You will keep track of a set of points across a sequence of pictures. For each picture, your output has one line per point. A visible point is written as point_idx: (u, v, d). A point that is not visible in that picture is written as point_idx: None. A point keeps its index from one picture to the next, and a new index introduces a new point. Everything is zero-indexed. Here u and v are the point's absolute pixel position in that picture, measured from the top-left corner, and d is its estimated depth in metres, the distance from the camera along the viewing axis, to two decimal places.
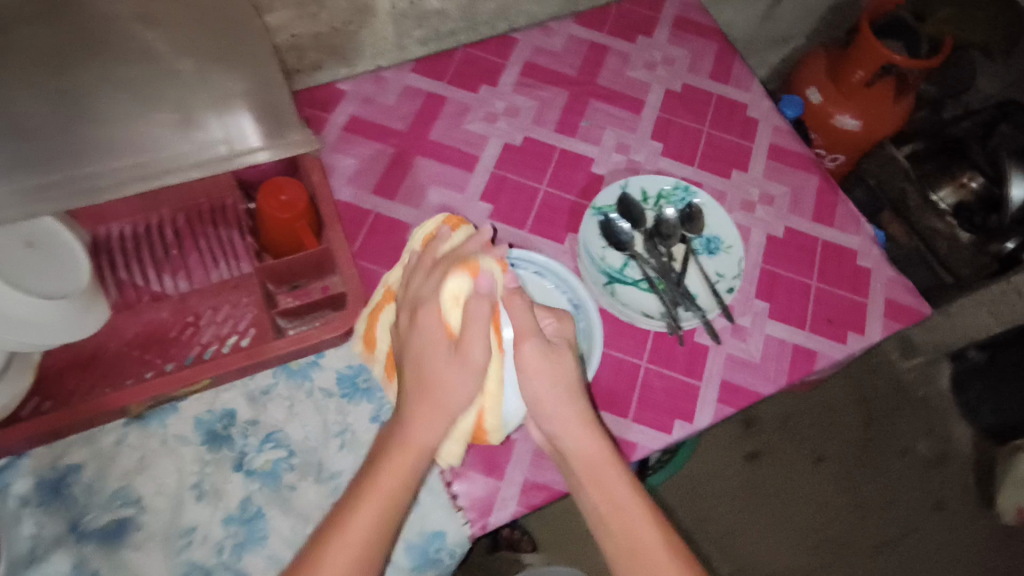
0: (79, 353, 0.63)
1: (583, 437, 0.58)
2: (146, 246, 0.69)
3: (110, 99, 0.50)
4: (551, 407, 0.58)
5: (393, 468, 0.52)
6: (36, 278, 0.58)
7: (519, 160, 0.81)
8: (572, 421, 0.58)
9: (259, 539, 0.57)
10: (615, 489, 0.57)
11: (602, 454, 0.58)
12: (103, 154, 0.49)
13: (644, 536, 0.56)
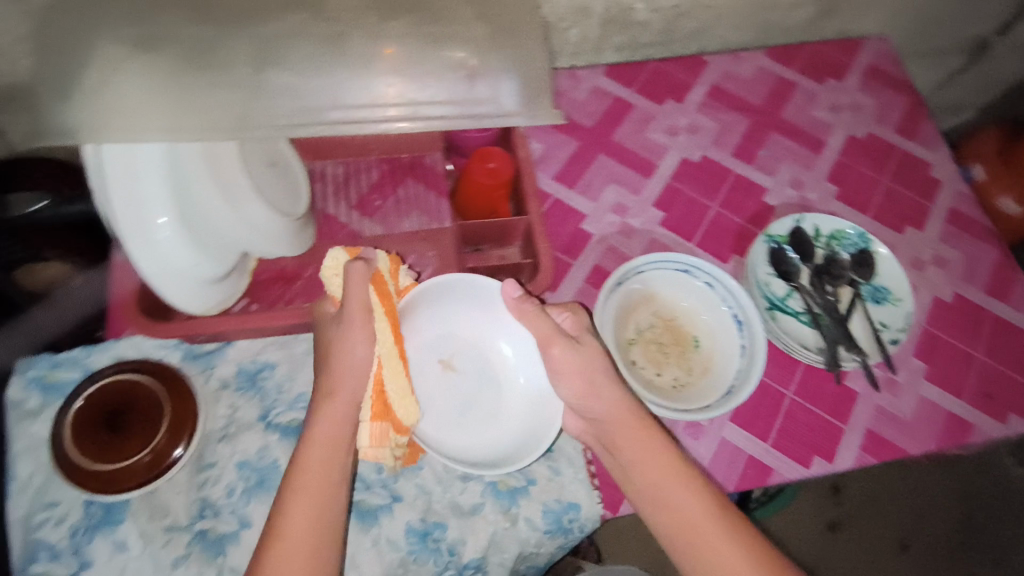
0: (284, 267, 0.70)
1: (662, 474, 0.56)
2: (352, 187, 0.75)
3: (399, 43, 0.54)
4: (589, 401, 0.58)
5: (322, 452, 0.53)
6: (276, 193, 0.64)
7: (694, 176, 0.83)
8: (650, 458, 0.56)
9: (413, 468, 0.62)
10: (705, 533, 0.53)
11: (661, 456, 0.56)
12: (378, 86, 0.53)
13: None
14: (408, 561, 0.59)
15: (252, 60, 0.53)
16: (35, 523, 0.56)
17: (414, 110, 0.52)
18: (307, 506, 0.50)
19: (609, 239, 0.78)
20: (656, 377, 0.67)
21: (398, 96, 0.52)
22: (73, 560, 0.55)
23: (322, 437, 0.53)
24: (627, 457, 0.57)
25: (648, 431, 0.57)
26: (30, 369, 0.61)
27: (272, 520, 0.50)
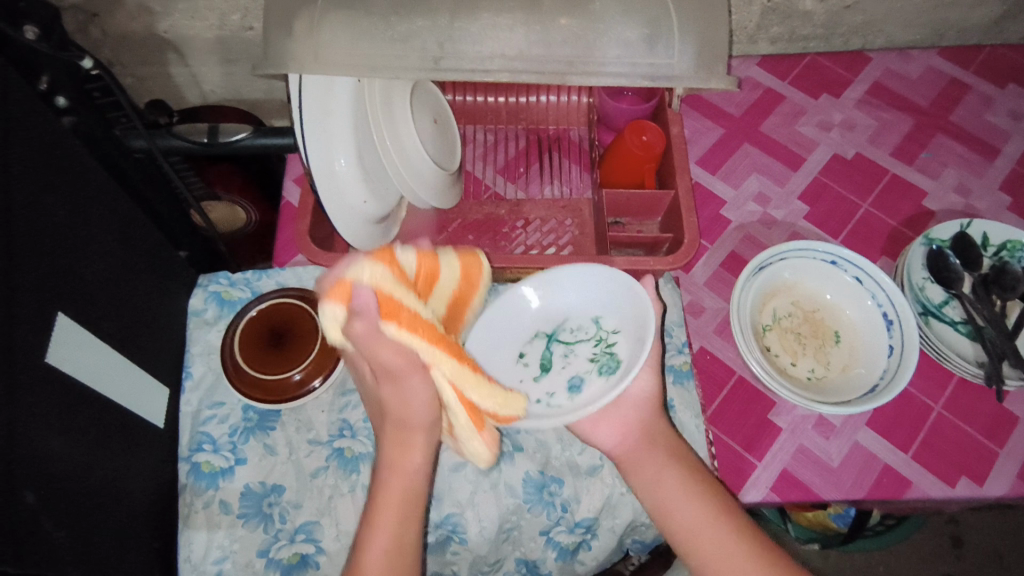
0: (430, 222, 0.74)
1: (677, 488, 0.53)
2: (498, 154, 0.79)
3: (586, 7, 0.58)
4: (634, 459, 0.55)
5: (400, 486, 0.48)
6: (435, 150, 0.70)
7: (846, 172, 0.79)
8: (664, 480, 0.54)
9: None
10: (724, 552, 0.51)
11: (700, 525, 0.52)
12: (565, 48, 0.58)
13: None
14: (523, 509, 0.61)
15: (450, 9, 0.58)
16: (203, 417, 0.63)
17: (597, 72, 0.57)
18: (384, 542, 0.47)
19: (749, 227, 0.76)
20: (791, 365, 0.65)
21: (584, 60, 0.58)
22: (229, 456, 0.61)
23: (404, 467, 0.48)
24: (639, 472, 0.55)
25: (666, 444, 0.56)
26: (211, 284, 0.69)
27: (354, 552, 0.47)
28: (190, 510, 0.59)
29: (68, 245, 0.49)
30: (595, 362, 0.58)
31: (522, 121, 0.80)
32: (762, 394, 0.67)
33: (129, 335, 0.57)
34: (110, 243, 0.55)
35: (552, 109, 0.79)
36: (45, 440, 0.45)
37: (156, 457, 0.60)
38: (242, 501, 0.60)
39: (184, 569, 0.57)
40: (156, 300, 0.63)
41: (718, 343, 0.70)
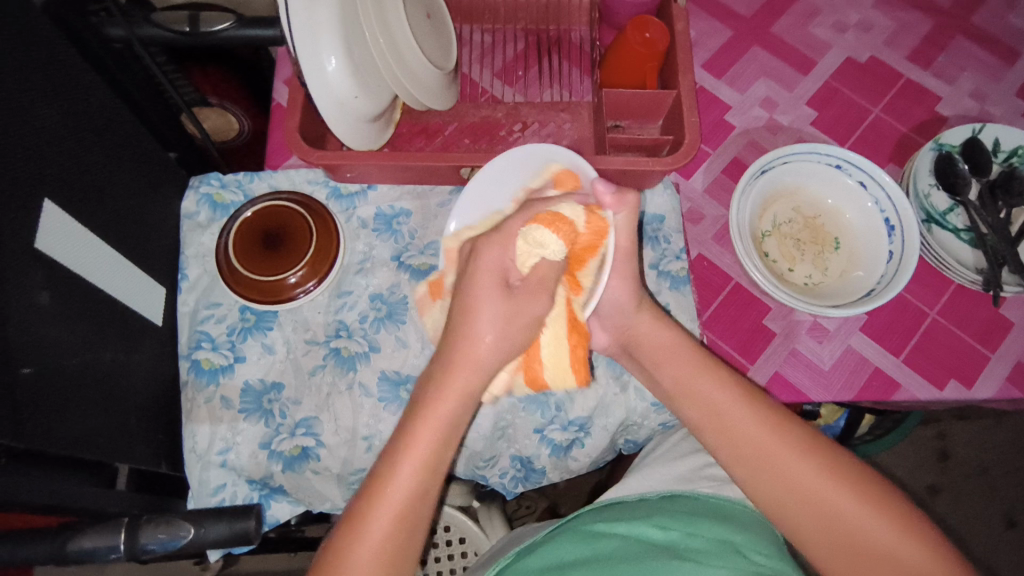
0: (426, 124, 0.71)
1: (695, 375, 0.53)
2: (496, 55, 0.76)
3: None
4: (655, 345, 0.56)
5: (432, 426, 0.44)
6: (429, 45, 0.66)
7: (858, 76, 0.76)
8: (683, 371, 0.54)
9: None
10: (749, 433, 0.50)
11: (731, 409, 0.51)
12: None
13: (801, 474, 0.48)
14: (518, 408, 0.62)
15: None
16: (200, 317, 0.63)
17: None
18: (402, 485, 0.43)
19: (753, 133, 0.74)
20: (788, 271, 0.64)
21: None
22: (228, 354, 0.62)
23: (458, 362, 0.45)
24: (653, 367, 0.56)
25: (681, 344, 0.55)
26: (202, 185, 0.68)
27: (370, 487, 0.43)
28: (192, 404, 0.61)
29: (49, 136, 0.47)
30: (588, 242, 0.56)
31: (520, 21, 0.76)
32: (758, 300, 0.67)
33: (121, 234, 0.56)
34: (85, 134, 0.52)
35: (552, 6, 0.75)
36: (39, 324, 0.45)
37: (157, 353, 0.60)
38: (242, 397, 0.61)
39: (190, 459, 0.59)
40: (143, 199, 0.61)
41: (715, 250, 0.69)
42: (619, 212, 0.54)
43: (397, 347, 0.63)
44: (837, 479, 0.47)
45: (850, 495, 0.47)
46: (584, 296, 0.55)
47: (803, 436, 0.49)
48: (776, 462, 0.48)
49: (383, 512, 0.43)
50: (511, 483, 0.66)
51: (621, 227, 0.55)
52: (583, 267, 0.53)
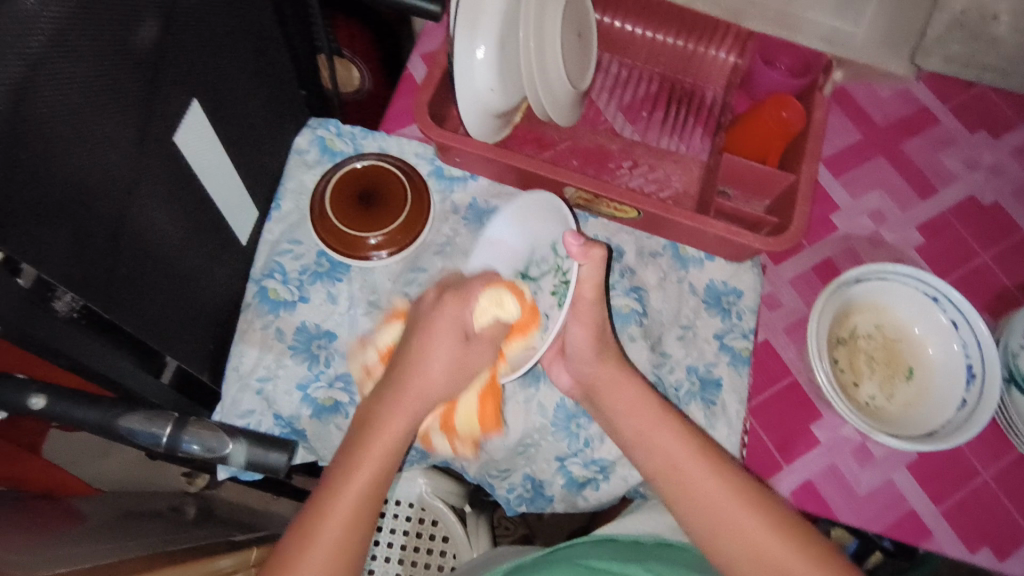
0: (541, 134, 0.72)
1: (651, 429, 0.53)
2: (626, 89, 0.76)
3: None
4: (610, 389, 0.55)
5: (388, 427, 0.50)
6: (570, 62, 0.67)
7: (976, 217, 0.74)
8: (645, 419, 0.53)
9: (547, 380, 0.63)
10: (709, 495, 0.49)
11: (691, 469, 0.50)
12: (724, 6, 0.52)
13: (764, 544, 0.47)
14: (547, 430, 0.62)
15: None
16: (279, 249, 0.65)
17: None
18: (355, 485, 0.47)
19: (854, 239, 0.73)
20: (853, 385, 0.63)
21: None
22: (295, 291, 0.64)
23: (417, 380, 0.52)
24: (612, 414, 0.55)
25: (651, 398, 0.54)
26: (320, 128, 0.70)
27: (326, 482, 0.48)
28: (248, 326, 0.62)
29: (217, 43, 0.50)
30: (557, 294, 0.60)
31: (659, 65, 0.77)
32: (812, 403, 0.65)
33: (239, 149, 0.58)
34: (242, 49, 0.54)
35: (694, 60, 0.76)
36: (153, 208, 0.47)
37: (233, 267, 0.62)
38: (295, 334, 0.63)
39: (230, 376, 0.61)
40: (267, 123, 0.63)
41: (783, 342, 0.68)
42: (583, 263, 0.54)
43: None
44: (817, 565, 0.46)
45: None
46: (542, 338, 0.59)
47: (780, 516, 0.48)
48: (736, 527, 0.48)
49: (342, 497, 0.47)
50: (515, 501, 0.64)
51: (587, 276, 0.54)
52: (520, 335, 0.60)
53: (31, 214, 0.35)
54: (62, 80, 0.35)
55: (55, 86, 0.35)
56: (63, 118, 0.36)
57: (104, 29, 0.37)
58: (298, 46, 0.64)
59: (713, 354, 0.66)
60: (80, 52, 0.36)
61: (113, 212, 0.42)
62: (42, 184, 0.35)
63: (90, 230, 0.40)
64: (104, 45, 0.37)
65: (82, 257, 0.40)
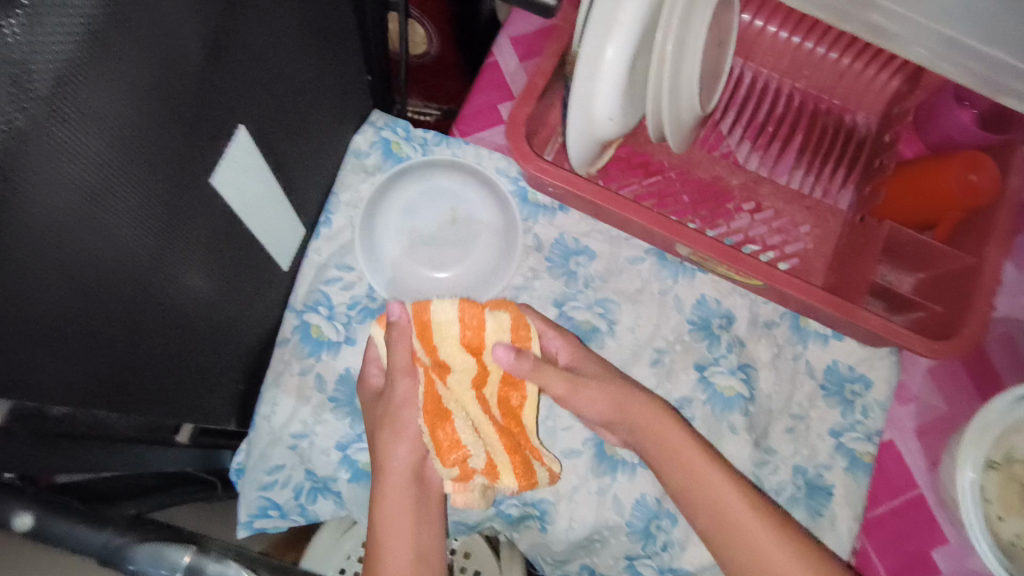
0: (650, 159, 0.59)
1: (712, 484, 0.45)
2: (763, 108, 0.62)
3: None
4: (654, 430, 0.47)
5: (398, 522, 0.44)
6: (705, 80, 0.54)
7: None
8: (697, 471, 0.46)
9: (627, 469, 0.53)
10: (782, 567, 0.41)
11: (761, 528, 0.43)
12: None
13: None
14: (621, 530, 0.52)
15: None
16: (327, 276, 0.54)
17: None
18: None
19: None
20: (997, 519, 0.51)
21: None
22: (341, 330, 0.53)
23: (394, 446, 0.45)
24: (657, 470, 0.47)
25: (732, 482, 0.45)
26: (385, 128, 0.58)
27: None
28: (284, 369, 0.52)
29: (277, 43, 0.38)
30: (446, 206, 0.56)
31: (801, 78, 0.62)
32: (938, 527, 0.54)
33: (287, 164, 0.47)
34: (308, 41, 0.42)
35: (855, 82, 0.61)
36: (189, 269, 0.36)
37: (273, 297, 0.52)
38: (337, 384, 0.52)
39: (261, 428, 0.51)
40: (325, 127, 0.52)
41: (912, 447, 0.56)
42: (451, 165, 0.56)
43: None
44: None
45: None
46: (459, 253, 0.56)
47: None
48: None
49: None
50: None
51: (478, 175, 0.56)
52: (433, 331, 0.44)
53: (20, 332, 0.26)
54: (70, 151, 0.24)
55: (60, 163, 0.24)
56: (73, 202, 0.25)
57: (142, 76, 0.26)
58: (370, 29, 0.52)
59: (828, 454, 0.55)
60: (96, 117, 0.25)
61: (139, 298, 0.32)
62: (34, 292, 0.25)
63: (109, 327, 0.31)
64: (133, 101, 0.26)
65: (88, 364, 0.30)
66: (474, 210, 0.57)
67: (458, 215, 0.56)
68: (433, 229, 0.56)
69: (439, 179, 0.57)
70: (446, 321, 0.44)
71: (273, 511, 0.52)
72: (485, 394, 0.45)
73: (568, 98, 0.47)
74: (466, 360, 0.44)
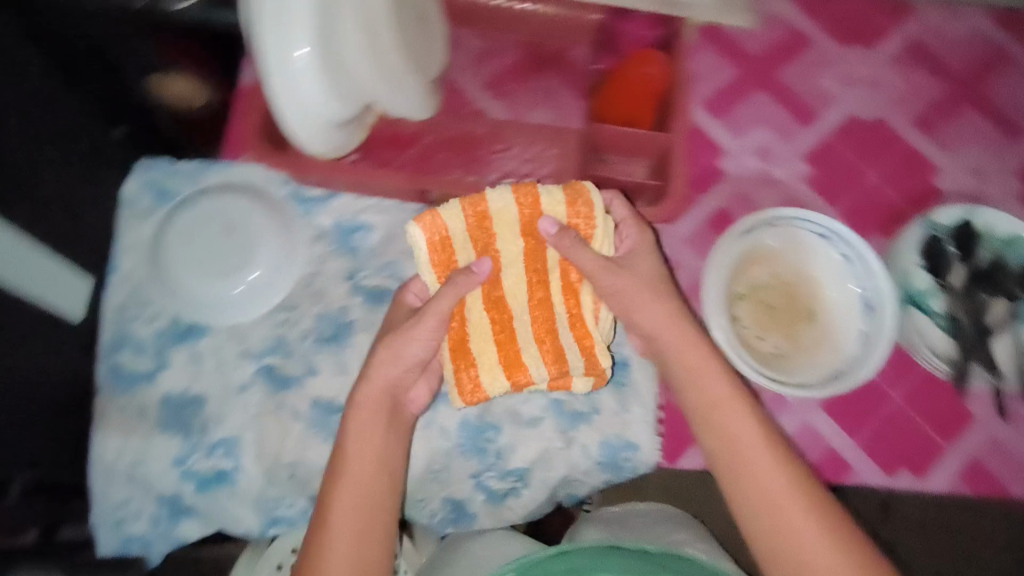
0: (401, 131, 0.66)
1: (722, 405, 0.52)
2: (490, 62, 0.70)
3: None
4: (659, 331, 0.54)
5: (364, 450, 0.51)
6: (410, 50, 0.61)
7: (857, 137, 0.73)
8: (699, 364, 0.53)
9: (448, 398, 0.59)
10: (761, 468, 0.50)
11: (756, 434, 0.51)
12: None
13: (796, 515, 0.48)
14: (456, 452, 0.59)
15: None
16: (127, 316, 0.59)
17: None
18: (354, 520, 0.48)
19: (743, 183, 0.70)
20: (757, 339, 0.61)
21: None
22: (153, 361, 0.58)
23: (382, 369, 0.52)
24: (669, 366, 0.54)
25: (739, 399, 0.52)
26: (149, 171, 0.62)
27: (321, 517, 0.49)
28: (107, 412, 0.57)
29: None
30: (224, 223, 0.60)
31: (516, 31, 0.70)
32: None
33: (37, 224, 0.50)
34: (11, 117, 0.47)
35: (557, 20, 0.69)
36: None
37: (72, 350, 0.55)
38: (160, 409, 0.57)
39: (98, 473, 0.55)
40: (80, 185, 0.56)
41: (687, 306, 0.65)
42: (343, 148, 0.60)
43: (335, 373, 0.59)
44: (814, 512, 0.48)
45: (824, 538, 0.47)
46: (244, 266, 0.59)
47: (807, 479, 0.50)
48: (759, 476, 0.50)
49: (352, 527, 0.48)
50: (440, 523, 0.61)
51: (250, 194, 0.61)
52: (537, 257, 0.54)
53: None
54: None
55: None
56: None
57: None
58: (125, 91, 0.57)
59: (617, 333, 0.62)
60: None
61: None
62: None
63: None
64: None
65: None
66: (250, 221, 0.60)
67: (235, 229, 0.60)
68: (214, 248, 0.59)
69: (213, 203, 0.60)
70: (503, 209, 0.53)
71: (137, 544, 0.56)
72: (501, 303, 0.54)
73: (268, 98, 0.51)
74: (517, 242, 0.54)
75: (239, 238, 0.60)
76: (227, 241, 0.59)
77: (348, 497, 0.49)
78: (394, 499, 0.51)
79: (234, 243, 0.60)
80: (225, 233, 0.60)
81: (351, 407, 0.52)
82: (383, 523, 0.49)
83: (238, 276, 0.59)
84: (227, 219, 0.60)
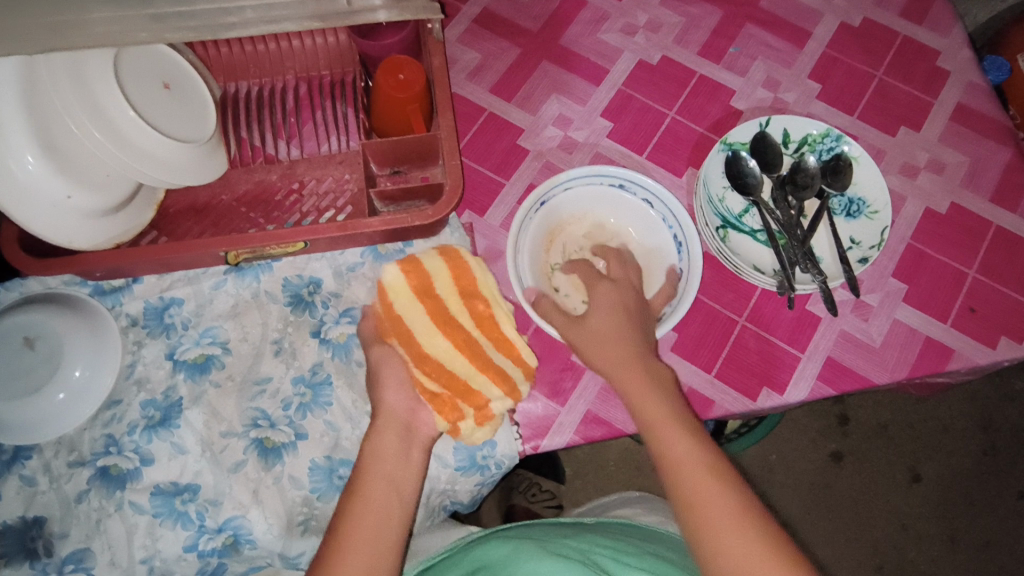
0: (194, 199, 0.66)
1: (660, 414, 0.52)
2: (267, 107, 0.68)
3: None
4: (608, 339, 0.55)
5: (381, 454, 0.52)
6: (166, 120, 0.60)
7: (651, 79, 0.73)
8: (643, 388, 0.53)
9: (291, 449, 0.59)
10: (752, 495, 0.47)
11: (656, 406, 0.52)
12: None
13: (717, 504, 0.46)
14: (312, 499, 0.58)
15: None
16: None
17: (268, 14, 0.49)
18: (373, 520, 0.49)
19: (549, 154, 0.70)
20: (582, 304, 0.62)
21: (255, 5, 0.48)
22: None
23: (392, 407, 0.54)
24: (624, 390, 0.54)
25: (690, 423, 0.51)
26: None
27: (343, 516, 0.49)
28: None
29: None
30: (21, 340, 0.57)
31: (289, 69, 0.69)
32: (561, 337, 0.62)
33: None
34: None
35: (321, 49, 0.67)
36: None
37: None
38: (1, 540, 0.56)
39: None
40: None
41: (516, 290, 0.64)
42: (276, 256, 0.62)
43: (171, 455, 0.58)
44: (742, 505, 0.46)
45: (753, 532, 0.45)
46: (55, 376, 0.57)
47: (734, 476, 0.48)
48: (682, 462, 0.49)
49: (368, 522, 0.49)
50: None
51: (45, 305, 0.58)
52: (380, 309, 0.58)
53: None
54: None
55: None
56: None
57: None
58: None
59: None
60: None
61: None
62: None
63: None
64: None
65: None
66: (49, 329, 0.58)
67: (37, 343, 0.58)
68: (19, 368, 0.57)
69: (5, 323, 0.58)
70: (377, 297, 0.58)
71: None
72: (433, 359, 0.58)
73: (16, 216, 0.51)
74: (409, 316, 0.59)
75: (44, 350, 0.58)
76: (32, 357, 0.58)
77: (360, 496, 0.50)
78: (404, 504, 0.51)
79: (40, 359, 0.58)
80: (28, 350, 0.58)
81: (377, 420, 0.54)
82: (396, 531, 0.49)
83: (51, 389, 0.57)
84: (26, 334, 0.58)
